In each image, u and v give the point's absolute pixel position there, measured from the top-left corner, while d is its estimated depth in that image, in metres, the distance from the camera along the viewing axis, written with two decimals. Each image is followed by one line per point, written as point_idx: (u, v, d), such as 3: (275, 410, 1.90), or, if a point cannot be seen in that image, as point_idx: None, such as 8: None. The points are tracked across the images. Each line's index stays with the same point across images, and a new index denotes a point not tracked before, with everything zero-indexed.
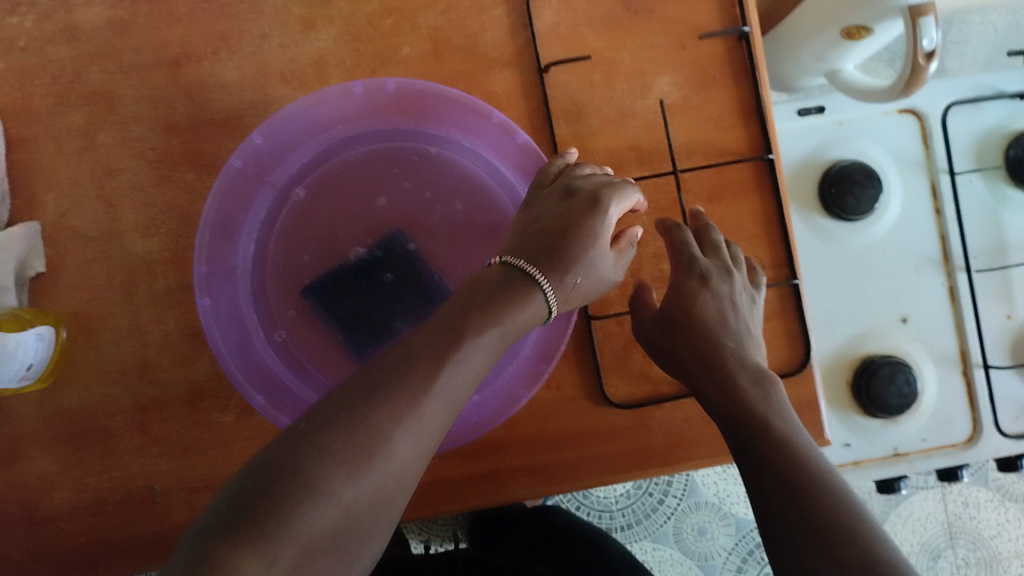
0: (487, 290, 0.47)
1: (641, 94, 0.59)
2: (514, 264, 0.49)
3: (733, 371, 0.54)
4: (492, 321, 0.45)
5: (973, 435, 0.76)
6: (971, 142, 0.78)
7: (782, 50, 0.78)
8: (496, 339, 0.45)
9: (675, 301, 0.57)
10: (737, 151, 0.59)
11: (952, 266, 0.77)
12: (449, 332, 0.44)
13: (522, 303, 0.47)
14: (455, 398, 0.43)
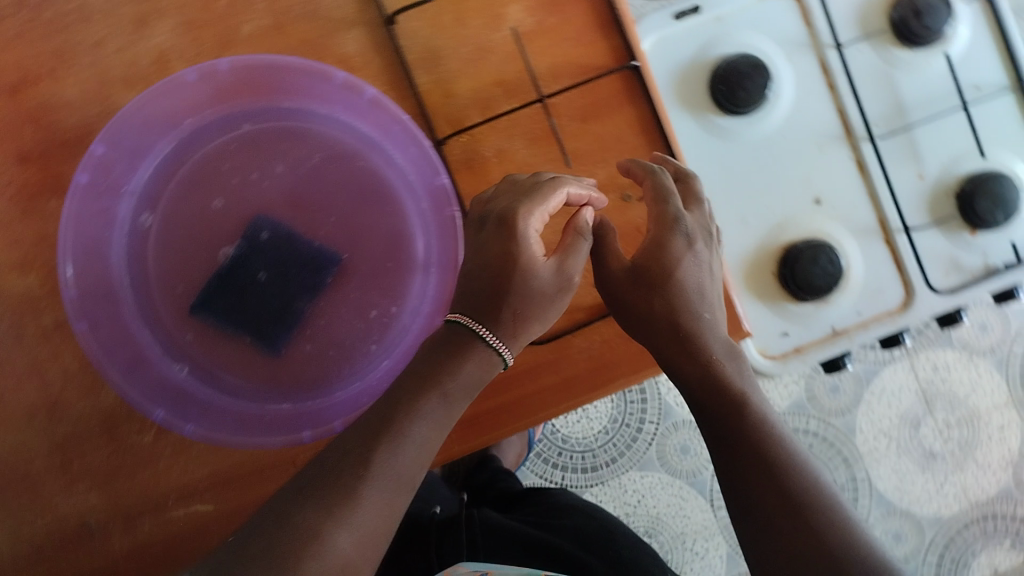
0: (431, 351, 0.49)
1: (495, 27, 0.58)
2: (462, 323, 0.49)
3: (699, 332, 0.53)
4: (429, 389, 0.48)
5: (907, 299, 0.77)
6: (852, 10, 0.76)
7: None
8: (437, 403, 0.48)
9: (647, 255, 0.54)
10: (602, 65, 0.59)
11: (855, 139, 0.77)
12: (386, 414, 0.47)
13: (459, 366, 0.48)
14: (406, 476, 0.46)
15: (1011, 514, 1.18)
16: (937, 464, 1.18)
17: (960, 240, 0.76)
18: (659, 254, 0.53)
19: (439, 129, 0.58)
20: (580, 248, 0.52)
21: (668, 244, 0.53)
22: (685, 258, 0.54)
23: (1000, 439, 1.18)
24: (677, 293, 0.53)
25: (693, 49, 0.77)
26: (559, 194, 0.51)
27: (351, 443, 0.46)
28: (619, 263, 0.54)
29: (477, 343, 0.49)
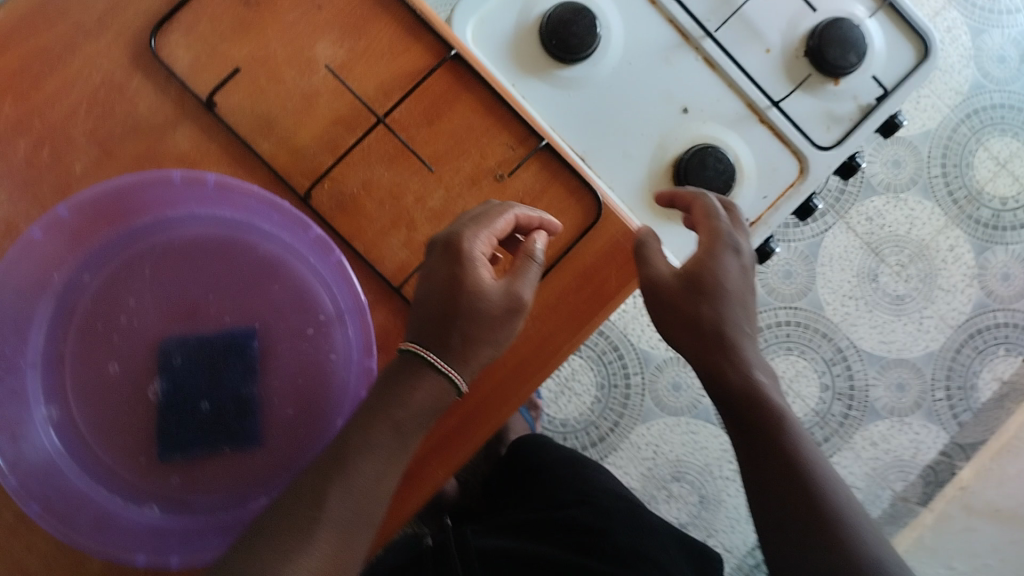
0: (385, 387, 0.52)
1: (311, 71, 0.58)
2: (413, 350, 0.53)
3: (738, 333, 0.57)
4: (382, 411, 0.51)
5: (801, 167, 0.79)
6: None
7: None
8: (387, 429, 0.51)
9: (696, 265, 0.58)
10: (424, 66, 0.59)
11: (694, 41, 0.78)
12: (336, 455, 0.51)
13: (412, 388, 0.52)
14: (357, 503, 0.51)
15: (994, 324, 1.21)
16: (907, 306, 1.21)
17: (827, 93, 0.79)
18: (708, 260, 0.57)
19: (299, 185, 0.58)
20: (529, 270, 0.54)
21: (716, 256, 0.58)
22: (727, 265, 0.57)
23: (955, 258, 1.21)
24: (721, 290, 0.57)
25: (513, 19, 0.77)
26: (504, 216, 0.54)
27: (304, 488, 0.51)
28: (666, 266, 0.57)
29: (428, 373, 0.52)
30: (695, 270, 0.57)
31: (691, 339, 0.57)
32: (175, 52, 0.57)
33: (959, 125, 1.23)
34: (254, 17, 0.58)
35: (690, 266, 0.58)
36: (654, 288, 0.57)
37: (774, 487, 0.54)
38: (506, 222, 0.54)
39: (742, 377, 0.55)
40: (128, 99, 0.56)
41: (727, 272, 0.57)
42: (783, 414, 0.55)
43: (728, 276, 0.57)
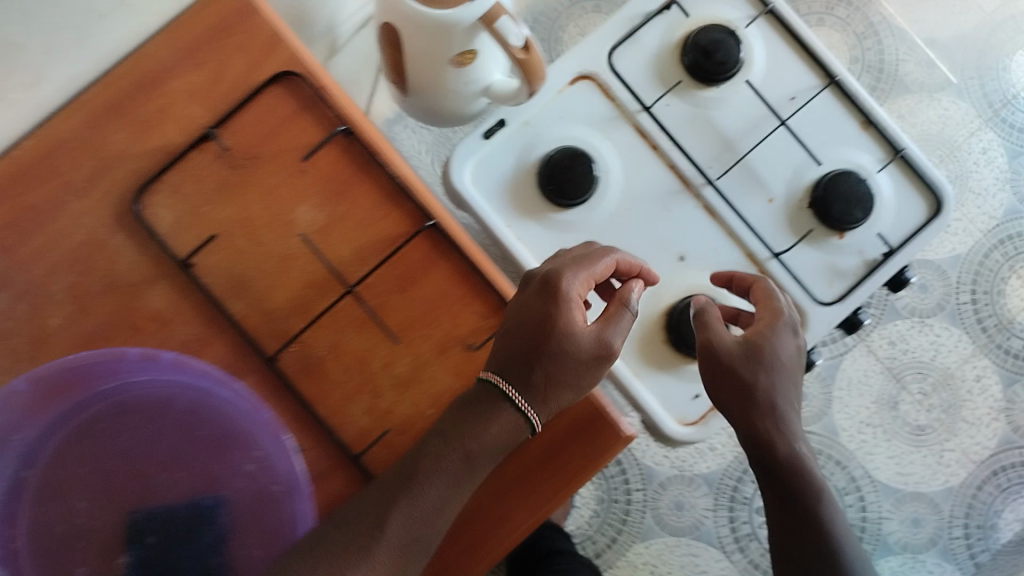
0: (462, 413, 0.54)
1: (289, 233, 0.59)
2: (493, 382, 0.54)
3: (774, 425, 0.60)
4: (454, 447, 0.53)
5: (801, 320, 0.77)
6: (647, 71, 0.78)
7: (428, 96, 0.74)
8: (485, 426, 0.53)
9: (753, 338, 0.62)
10: (402, 232, 0.60)
11: (695, 189, 0.77)
12: (448, 444, 0.53)
13: (490, 422, 0.53)
14: (421, 524, 0.52)
15: (1018, 461, 1.16)
16: (927, 436, 1.17)
17: (831, 247, 0.77)
18: (765, 337, 0.63)
19: (268, 346, 0.58)
20: (620, 319, 0.57)
21: (775, 333, 0.63)
22: (784, 347, 0.63)
23: (981, 389, 1.17)
24: (768, 368, 0.61)
25: (511, 162, 0.77)
26: (601, 262, 0.60)
27: (375, 501, 0.53)
28: (724, 340, 0.63)
29: (505, 404, 0.54)
30: (756, 342, 0.62)
31: (741, 404, 0.61)
32: (159, 212, 0.59)
33: (990, 252, 1.18)
34: (237, 180, 0.59)
35: (755, 335, 0.63)
36: (711, 351, 0.63)
37: (813, 550, 0.58)
38: (588, 276, 0.59)
39: (790, 450, 0.60)
40: (109, 256, 0.58)
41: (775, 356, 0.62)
42: (809, 476, 0.59)
43: (778, 356, 0.62)
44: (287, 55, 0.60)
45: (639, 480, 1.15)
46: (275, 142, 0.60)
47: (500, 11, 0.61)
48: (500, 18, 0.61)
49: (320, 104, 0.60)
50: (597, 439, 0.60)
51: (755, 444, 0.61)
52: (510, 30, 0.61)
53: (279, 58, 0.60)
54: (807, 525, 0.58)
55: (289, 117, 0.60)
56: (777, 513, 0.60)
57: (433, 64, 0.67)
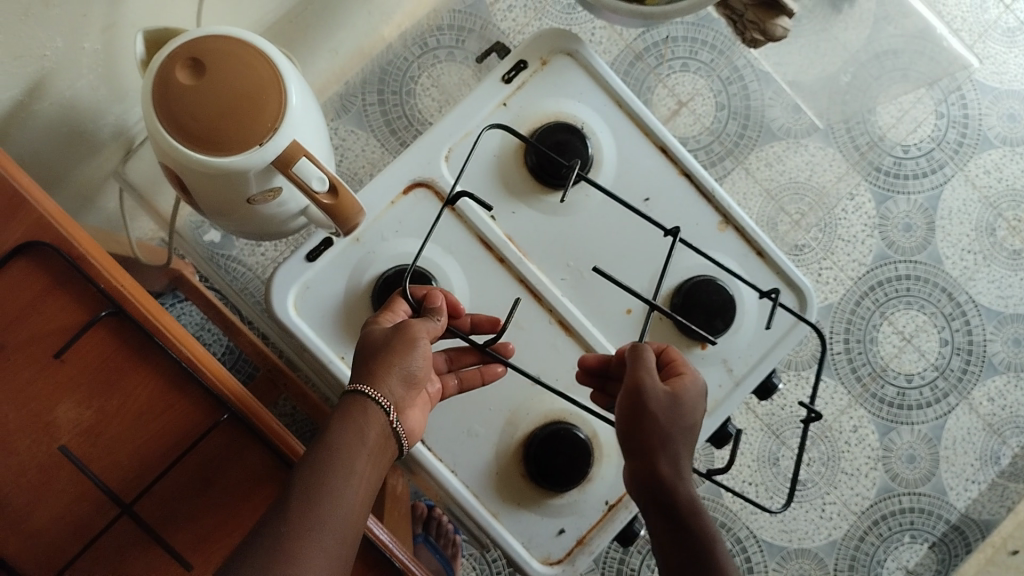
0: (344, 412, 0.49)
1: (51, 437, 0.48)
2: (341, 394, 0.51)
3: (678, 466, 0.53)
4: (329, 450, 0.47)
5: None
6: (488, 175, 0.71)
7: (241, 227, 0.65)
8: (357, 427, 0.49)
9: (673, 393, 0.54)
10: (195, 424, 0.51)
11: (548, 301, 0.71)
12: (325, 442, 0.48)
13: (354, 417, 0.49)
14: (344, 521, 0.46)
15: (899, 509, 1.13)
16: (807, 491, 1.14)
17: (694, 358, 0.72)
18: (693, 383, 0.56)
19: None
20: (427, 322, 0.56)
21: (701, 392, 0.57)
22: (699, 403, 0.56)
23: (859, 439, 1.15)
24: (692, 423, 0.55)
25: (341, 287, 0.68)
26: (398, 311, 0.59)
27: (305, 499, 0.45)
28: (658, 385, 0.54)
29: (371, 404, 0.50)
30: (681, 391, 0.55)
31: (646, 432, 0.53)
32: None
33: (861, 299, 1.16)
34: None
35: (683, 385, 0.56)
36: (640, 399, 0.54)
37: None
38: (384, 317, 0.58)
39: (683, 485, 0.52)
40: None
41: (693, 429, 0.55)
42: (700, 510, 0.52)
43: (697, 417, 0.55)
44: (35, 215, 0.50)
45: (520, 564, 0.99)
46: (25, 328, 0.49)
47: (298, 150, 0.54)
48: (298, 161, 0.54)
49: (76, 273, 0.50)
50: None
51: (655, 493, 0.52)
52: (311, 173, 0.55)
53: (24, 219, 0.50)
54: (688, 548, 0.50)
55: (41, 296, 0.49)
56: (661, 541, 0.52)
57: (227, 205, 0.58)
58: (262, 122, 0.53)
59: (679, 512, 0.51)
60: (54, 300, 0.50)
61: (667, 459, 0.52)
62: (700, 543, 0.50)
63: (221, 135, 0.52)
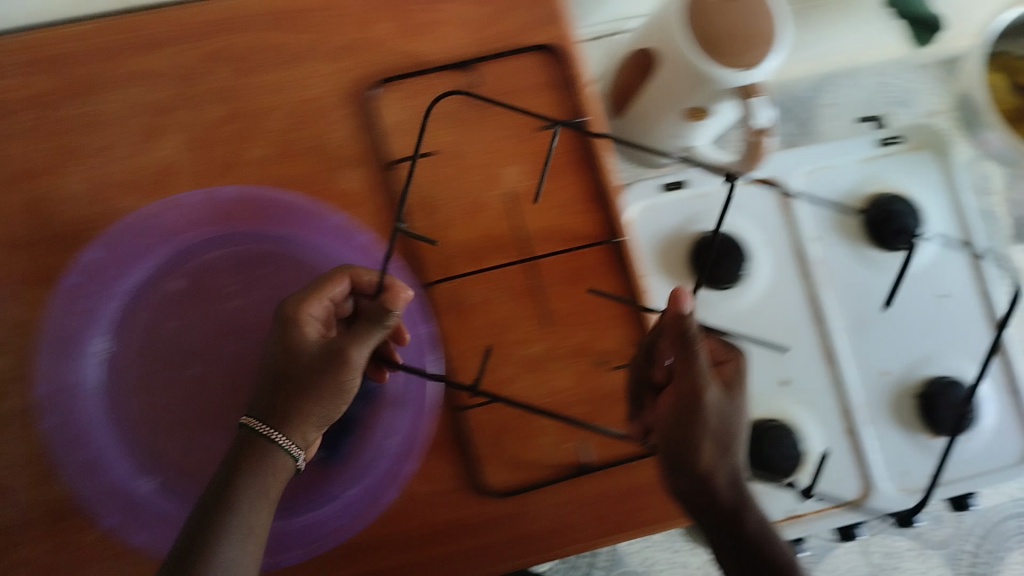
0: (234, 462, 0.48)
1: (491, 184, 0.61)
2: (252, 425, 0.48)
3: (744, 486, 0.51)
4: (253, 476, 0.47)
5: (863, 489, 0.80)
6: (829, 207, 0.80)
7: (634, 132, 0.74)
8: (259, 490, 0.47)
9: (687, 397, 0.49)
10: (591, 235, 0.61)
11: (825, 328, 0.80)
12: (223, 511, 0.46)
13: (264, 469, 0.47)
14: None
15: None
16: None
17: (917, 442, 0.80)
18: (739, 381, 0.52)
19: (431, 273, 0.60)
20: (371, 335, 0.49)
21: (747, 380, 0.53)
22: (744, 402, 0.53)
23: None
24: (738, 437, 0.51)
25: (675, 224, 0.78)
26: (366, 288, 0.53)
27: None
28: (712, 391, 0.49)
29: (280, 454, 0.48)
30: (733, 388, 0.52)
31: (681, 425, 0.50)
32: (387, 108, 0.60)
33: None
34: (468, 115, 0.60)
35: (728, 378, 0.52)
36: (695, 412, 0.49)
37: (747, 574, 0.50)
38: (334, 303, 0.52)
39: (725, 475, 0.50)
40: (325, 124, 0.59)
41: (738, 454, 0.51)
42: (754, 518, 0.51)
43: (737, 444, 0.51)
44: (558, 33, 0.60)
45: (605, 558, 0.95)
46: (513, 101, 0.60)
47: (757, 91, 0.62)
48: (754, 97, 0.62)
49: (569, 87, 0.60)
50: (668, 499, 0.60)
51: (723, 513, 0.50)
52: (757, 111, 0.62)
53: (551, 32, 0.60)
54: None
55: (536, 87, 0.60)
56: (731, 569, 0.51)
57: (662, 109, 0.68)
58: (751, 56, 0.60)
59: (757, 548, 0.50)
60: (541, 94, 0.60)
61: (732, 486, 0.50)
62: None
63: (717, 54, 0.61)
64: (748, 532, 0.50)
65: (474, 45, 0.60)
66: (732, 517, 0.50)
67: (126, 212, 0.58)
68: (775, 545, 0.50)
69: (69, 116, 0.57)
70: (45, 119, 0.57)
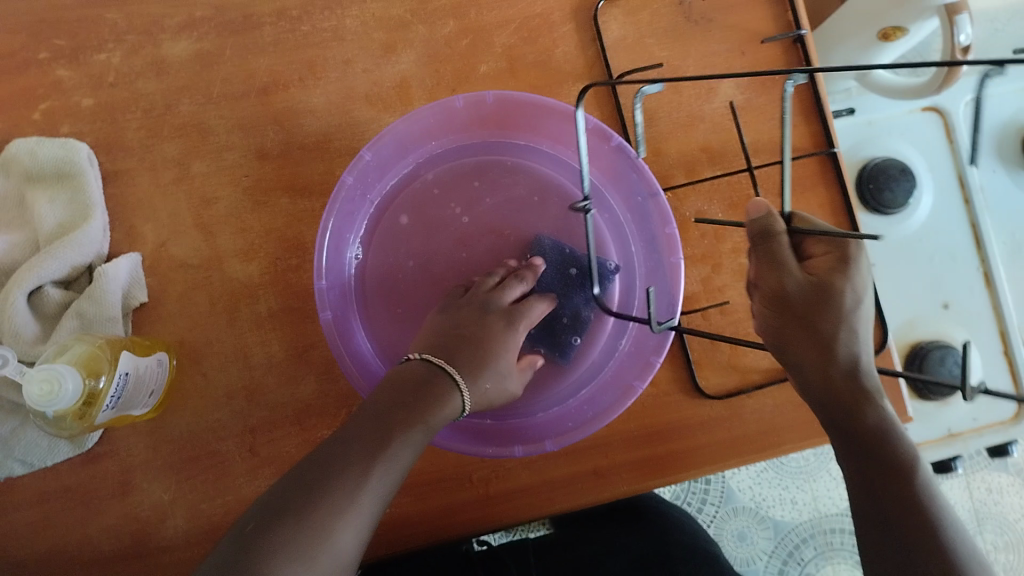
0: (400, 395, 0.45)
1: (707, 98, 0.62)
2: (435, 361, 0.49)
3: (859, 385, 0.44)
4: (414, 417, 0.44)
5: (1020, 412, 0.80)
6: (989, 134, 0.83)
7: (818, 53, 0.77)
8: (428, 415, 0.44)
9: (777, 283, 0.46)
10: (802, 147, 0.63)
11: (985, 253, 0.82)
12: (377, 433, 0.43)
13: (443, 401, 0.46)
14: (378, 501, 0.41)
15: None
16: None
17: None
18: (837, 274, 0.45)
19: None
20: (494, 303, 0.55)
21: (848, 269, 0.45)
22: (850, 289, 0.45)
23: None
24: (838, 330, 0.44)
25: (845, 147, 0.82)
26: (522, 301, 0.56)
27: (266, 520, 0.38)
28: (796, 277, 0.45)
29: (450, 394, 0.47)
30: (828, 281, 0.45)
31: (779, 312, 0.47)
32: (609, 24, 0.62)
33: None
34: (686, 30, 0.61)
35: (822, 274, 0.45)
36: (783, 305, 0.45)
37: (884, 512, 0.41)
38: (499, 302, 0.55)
39: (844, 364, 0.45)
40: (552, 39, 0.61)
41: (840, 348, 0.45)
42: (902, 442, 0.43)
43: (841, 338, 0.45)
44: None
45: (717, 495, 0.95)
46: (731, 16, 0.62)
47: (964, 8, 0.62)
48: (961, 13, 0.62)
49: (786, 4, 0.62)
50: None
51: (835, 406, 0.45)
52: (963, 27, 0.62)
53: None
54: (896, 537, 0.40)
55: (752, 2, 0.62)
56: (851, 478, 0.44)
57: (858, 26, 0.70)
58: None
59: (874, 450, 0.43)
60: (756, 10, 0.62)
61: (847, 379, 0.45)
62: (904, 528, 0.40)
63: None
64: (871, 435, 0.43)
65: None
66: (847, 413, 0.44)
67: (366, 124, 0.60)
68: (892, 444, 0.43)
69: (311, 30, 0.60)
70: (288, 36, 0.60)
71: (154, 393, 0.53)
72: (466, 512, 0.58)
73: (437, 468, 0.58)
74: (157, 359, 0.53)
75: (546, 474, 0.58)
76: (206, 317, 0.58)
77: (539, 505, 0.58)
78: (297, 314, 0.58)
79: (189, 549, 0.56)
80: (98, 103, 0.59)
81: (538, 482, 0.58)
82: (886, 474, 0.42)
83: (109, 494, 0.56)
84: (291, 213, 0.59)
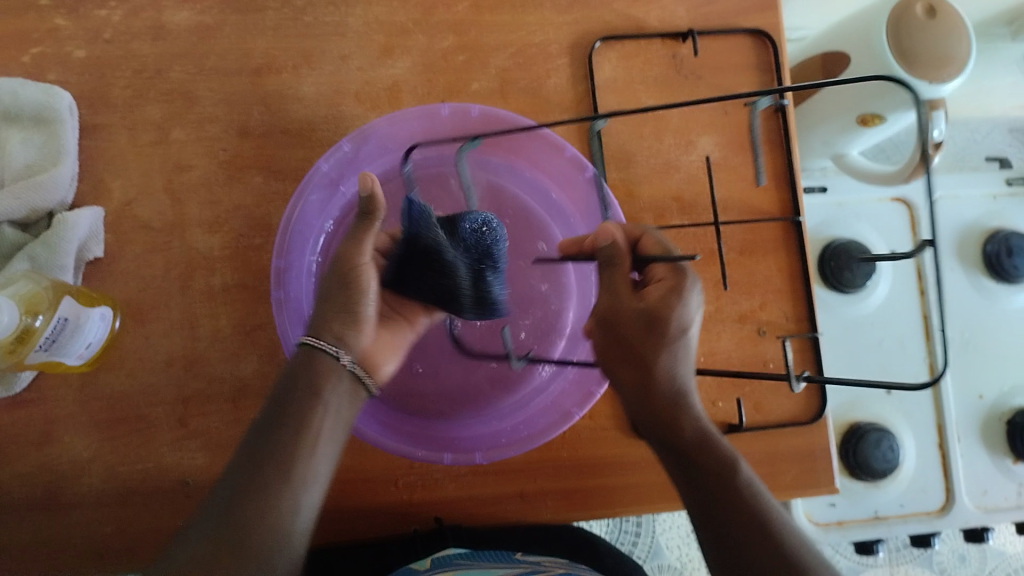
0: (285, 391, 0.46)
1: (686, 150, 0.64)
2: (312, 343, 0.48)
3: (681, 407, 0.46)
4: (306, 409, 0.46)
5: (946, 504, 0.80)
6: (953, 234, 0.85)
7: (800, 125, 0.80)
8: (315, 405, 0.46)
9: (608, 313, 0.47)
10: (769, 212, 0.64)
11: (932, 344, 0.83)
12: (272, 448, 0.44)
13: (324, 375, 0.47)
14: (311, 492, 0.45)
15: None
16: None
17: (1002, 466, 0.82)
18: (668, 298, 0.46)
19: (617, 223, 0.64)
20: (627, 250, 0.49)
21: (683, 298, 0.46)
22: (682, 315, 0.45)
23: None
24: (665, 355, 0.46)
25: (814, 224, 0.85)
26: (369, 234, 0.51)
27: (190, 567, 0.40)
28: (626, 302, 0.47)
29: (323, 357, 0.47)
30: (658, 306, 0.45)
31: (608, 337, 0.48)
32: (602, 63, 0.63)
33: None
34: (676, 81, 0.64)
35: (654, 300, 0.46)
36: (614, 329, 0.47)
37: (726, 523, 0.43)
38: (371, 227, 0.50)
39: (661, 378, 0.46)
40: (545, 68, 0.63)
41: (661, 374, 0.46)
42: (715, 451, 0.46)
43: (664, 362, 0.46)
44: (771, 19, 0.65)
45: (643, 552, 0.88)
46: (720, 76, 0.64)
47: (941, 104, 0.66)
48: (938, 109, 0.66)
49: (773, 73, 0.64)
50: (802, 475, 0.61)
51: (657, 427, 0.47)
52: (937, 123, 0.66)
53: (764, 17, 0.65)
54: (724, 542, 0.43)
55: (742, 67, 0.64)
56: (687, 495, 0.46)
57: (839, 110, 0.73)
58: (939, 74, 0.65)
59: (702, 465, 0.45)
60: (745, 75, 0.65)
61: (666, 401, 0.46)
62: (737, 532, 0.43)
63: (915, 55, 0.65)
64: (693, 457, 0.46)
65: (692, 20, 0.64)
66: (664, 430, 0.46)
67: (352, 119, 0.61)
68: (708, 450, 0.45)
69: (312, 22, 0.61)
70: (289, 23, 0.61)
71: (89, 347, 0.53)
72: (383, 514, 0.57)
73: (363, 467, 0.57)
74: (98, 313, 0.53)
75: (470, 490, 0.57)
76: (161, 280, 0.58)
77: (455, 517, 0.57)
78: (254, 295, 0.58)
79: (102, 507, 0.55)
80: (90, 56, 0.60)
81: (460, 496, 0.57)
82: (707, 483, 0.45)
83: (32, 442, 0.55)
84: (262, 193, 0.59)
